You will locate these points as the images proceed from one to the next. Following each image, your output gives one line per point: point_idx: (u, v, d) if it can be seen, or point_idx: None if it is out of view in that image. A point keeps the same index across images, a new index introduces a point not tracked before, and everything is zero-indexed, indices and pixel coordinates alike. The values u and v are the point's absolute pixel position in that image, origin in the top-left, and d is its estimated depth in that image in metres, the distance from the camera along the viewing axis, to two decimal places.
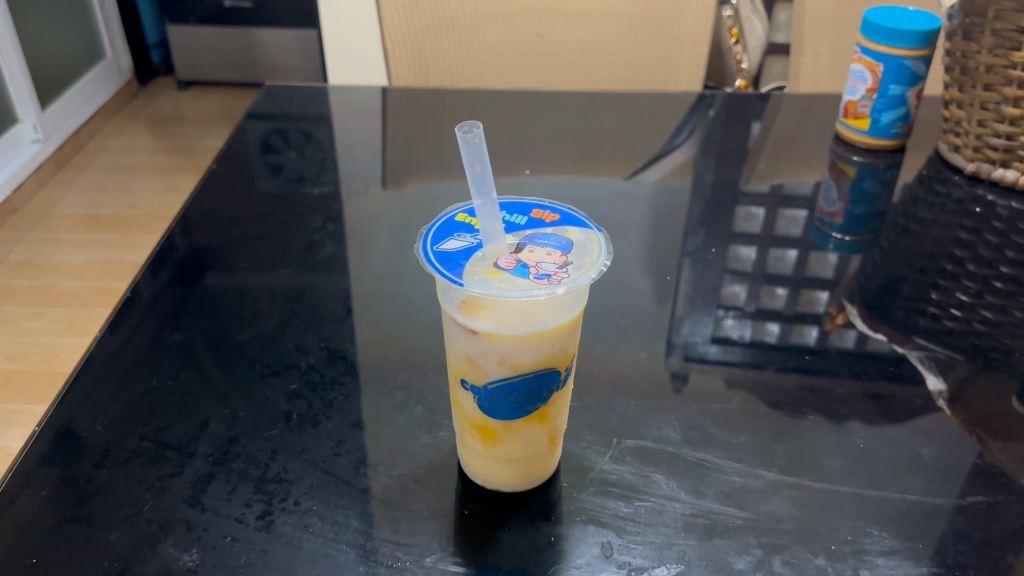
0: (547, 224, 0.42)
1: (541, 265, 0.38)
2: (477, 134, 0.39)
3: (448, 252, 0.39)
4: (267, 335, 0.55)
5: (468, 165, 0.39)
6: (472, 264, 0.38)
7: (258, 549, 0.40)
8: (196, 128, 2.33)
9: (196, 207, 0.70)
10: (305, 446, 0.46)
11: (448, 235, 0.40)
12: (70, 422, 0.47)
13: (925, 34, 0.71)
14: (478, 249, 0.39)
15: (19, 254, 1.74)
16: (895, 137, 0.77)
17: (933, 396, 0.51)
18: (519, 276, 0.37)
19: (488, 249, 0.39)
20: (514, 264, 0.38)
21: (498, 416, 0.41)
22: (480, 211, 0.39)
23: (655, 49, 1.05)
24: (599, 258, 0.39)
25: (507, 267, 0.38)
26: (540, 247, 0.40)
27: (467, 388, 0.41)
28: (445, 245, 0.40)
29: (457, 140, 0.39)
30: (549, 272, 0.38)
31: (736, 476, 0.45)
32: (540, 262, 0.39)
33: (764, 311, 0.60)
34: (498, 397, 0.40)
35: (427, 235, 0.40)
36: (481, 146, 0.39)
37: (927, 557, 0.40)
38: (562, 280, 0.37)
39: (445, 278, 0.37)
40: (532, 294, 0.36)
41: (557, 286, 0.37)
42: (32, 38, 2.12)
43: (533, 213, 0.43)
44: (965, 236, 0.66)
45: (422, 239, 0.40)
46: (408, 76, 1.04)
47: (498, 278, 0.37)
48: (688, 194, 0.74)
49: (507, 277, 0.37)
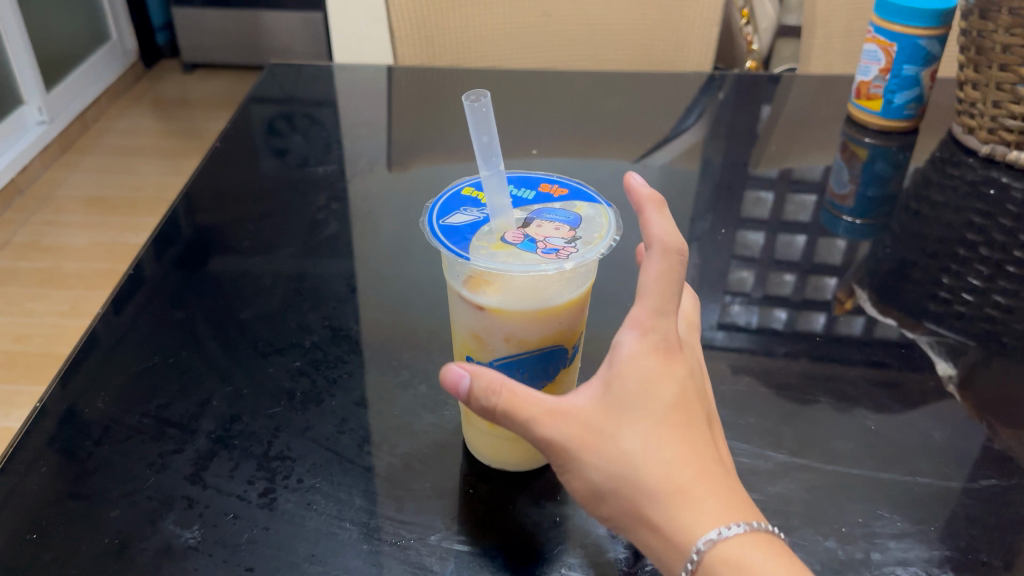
0: (555, 198, 0.41)
1: (549, 240, 0.38)
2: (485, 104, 0.39)
3: (454, 225, 0.38)
4: (270, 312, 0.55)
5: (475, 136, 0.38)
6: (478, 238, 0.38)
7: (260, 526, 0.39)
8: (201, 111, 2.32)
9: (199, 185, 0.69)
10: (308, 424, 0.46)
11: (454, 209, 0.40)
12: (71, 400, 0.46)
13: (941, 13, 0.69)
14: (485, 224, 0.39)
15: (24, 236, 1.74)
16: (908, 119, 0.76)
17: (944, 380, 0.50)
18: (526, 251, 0.37)
19: (494, 223, 0.38)
20: (522, 239, 0.38)
21: None
22: (488, 185, 0.38)
23: (665, 30, 1.04)
24: (609, 233, 0.38)
25: (514, 242, 0.37)
26: (548, 222, 0.39)
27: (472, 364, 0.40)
28: (451, 219, 0.39)
29: (465, 110, 0.39)
30: (557, 247, 0.37)
31: (744, 458, 0.44)
32: (548, 237, 0.38)
33: (772, 296, 0.59)
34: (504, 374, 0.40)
35: (433, 208, 0.40)
36: (489, 117, 0.38)
37: (940, 541, 0.40)
38: (569, 255, 0.36)
39: (451, 253, 0.37)
40: (540, 269, 0.36)
41: (565, 261, 0.36)
42: (37, 20, 2.11)
43: (541, 187, 0.42)
44: (977, 220, 0.66)
45: (428, 213, 0.40)
46: (415, 55, 1.03)
47: (505, 252, 0.36)
48: (697, 177, 0.73)
49: (514, 252, 0.36)
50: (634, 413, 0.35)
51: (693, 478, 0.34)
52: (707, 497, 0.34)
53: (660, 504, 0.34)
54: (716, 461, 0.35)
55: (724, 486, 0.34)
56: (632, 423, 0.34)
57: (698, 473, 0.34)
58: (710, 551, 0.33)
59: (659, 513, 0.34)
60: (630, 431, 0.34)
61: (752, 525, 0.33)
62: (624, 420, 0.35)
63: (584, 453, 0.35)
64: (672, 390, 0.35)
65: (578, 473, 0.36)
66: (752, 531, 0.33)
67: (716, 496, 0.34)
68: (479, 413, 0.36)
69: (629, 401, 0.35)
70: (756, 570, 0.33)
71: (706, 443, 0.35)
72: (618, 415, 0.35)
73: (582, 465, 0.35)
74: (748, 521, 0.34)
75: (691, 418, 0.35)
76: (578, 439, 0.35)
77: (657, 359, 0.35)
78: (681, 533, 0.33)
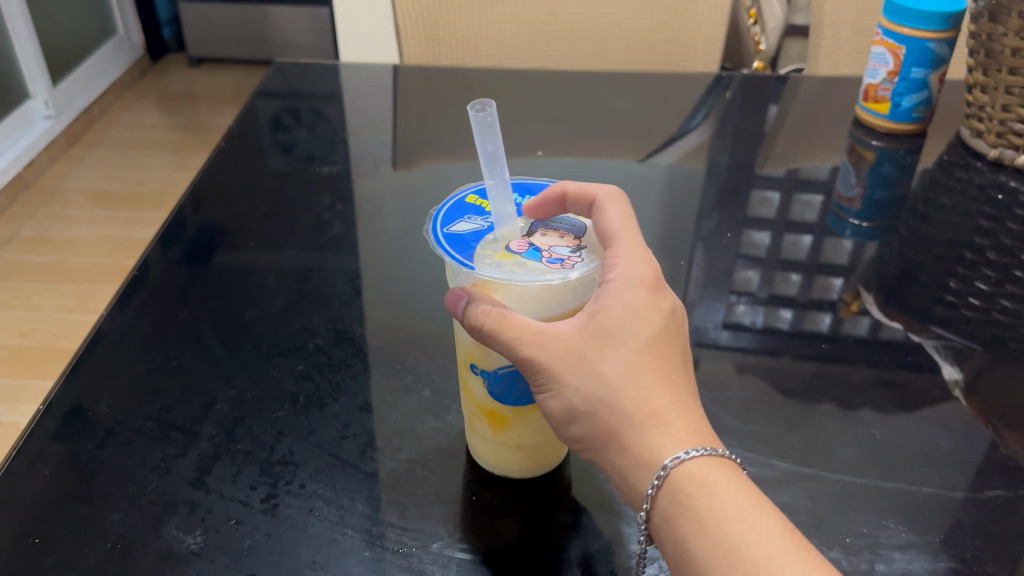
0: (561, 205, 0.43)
1: (554, 250, 0.38)
2: (490, 114, 0.38)
3: (458, 234, 0.38)
4: (275, 314, 0.55)
5: (481, 145, 0.38)
6: (484, 247, 0.38)
7: (262, 532, 0.39)
8: (208, 105, 2.32)
9: (204, 184, 0.69)
10: (311, 428, 0.46)
11: (459, 217, 0.40)
12: (75, 400, 0.47)
13: (950, 15, 0.69)
14: (490, 232, 0.39)
15: (30, 230, 1.74)
16: (916, 122, 0.76)
17: (950, 385, 0.50)
18: (531, 259, 0.37)
19: (499, 231, 0.39)
20: (526, 248, 0.38)
21: (508, 402, 0.40)
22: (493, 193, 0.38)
23: (672, 29, 1.04)
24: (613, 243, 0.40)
25: (519, 250, 0.37)
26: (553, 232, 0.40)
27: (477, 372, 0.40)
28: (455, 227, 0.39)
29: (470, 119, 0.38)
30: (562, 257, 0.37)
31: (748, 466, 0.44)
32: (553, 246, 0.38)
33: (777, 297, 0.59)
34: (509, 382, 0.39)
35: (438, 216, 0.40)
36: (495, 125, 0.38)
37: (945, 552, 0.40)
38: (574, 265, 0.37)
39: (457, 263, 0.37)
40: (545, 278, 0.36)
41: (570, 271, 0.36)
42: (44, 14, 2.11)
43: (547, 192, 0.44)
44: (985, 223, 0.65)
45: (432, 220, 0.40)
46: (420, 54, 1.02)
47: (510, 261, 0.37)
48: (703, 177, 0.72)
49: (519, 261, 0.36)
50: (618, 340, 0.36)
51: (667, 404, 0.36)
52: (676, 422, 0.35)
53: (634, 425, 0.35)
54: (689, 394, 0.37)
55: (696, 417, 0.36)
56: (615, 349, 0.36)
57: (672, 400, 0.36)
58: (676, 468, 0.34)
59: (633, 435, 0.35)
60: (613, 356, 0.36)
61: (718, 451, 0.35)
62: (607, 346, 0.36)
63: (566, 372, 0.36)
64: (655, 324, 0.37)
65: (556, 394, 0.37)
66: (716, 456, 0.35)
67: (688, 423, 0.36)
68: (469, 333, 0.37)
69: (614, 329, 0.36)
70: (721, 490, 0.34)
71: (681, 378, 0.37)
72: (603, 341, 0.36)
73: (561, 385, 0.36)
74: (713, 448, 0.35)
75: (670, 353, 0.37)
76: (561, 359, 0.36)
77: (645, 292, 0.37)
78: (649, 454, 0.35)
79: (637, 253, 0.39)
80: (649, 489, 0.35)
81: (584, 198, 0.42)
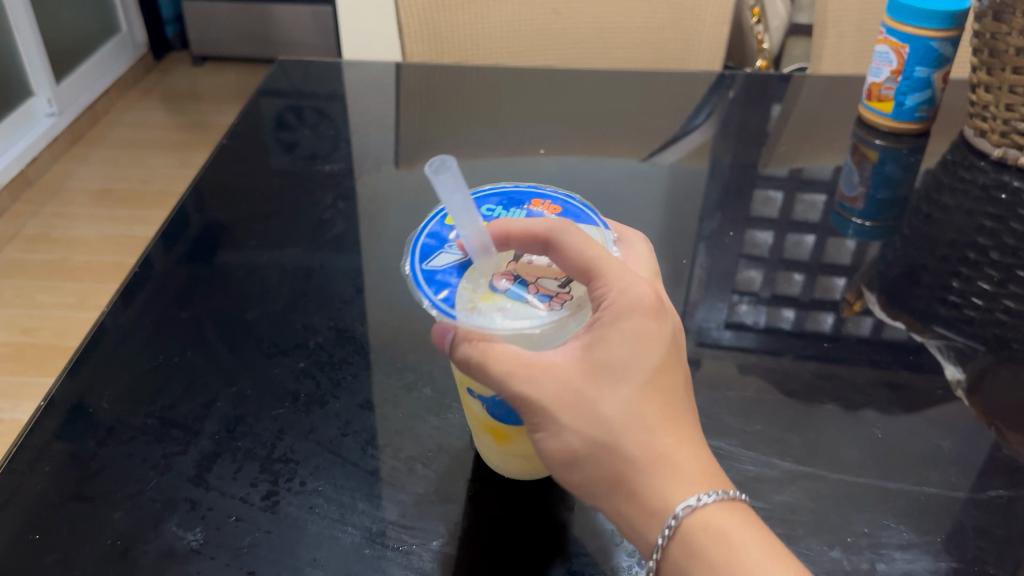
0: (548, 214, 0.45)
1: (541, 284, 0.40)
2: (451, 170, 0.38)
3: (440, 275, 0.39)
4: (277, 312, 0.54)
5: (447, 198, 0.38)
6: (467, 286, 0.39)
7: (262, 530, 0.39)
8: (211, 103, 2.32)
9: (208, 183, 0.69)
10: (312, 426, 0.45)
11: (438, 249, 0.41)
12: (76, 399, 0.47)
13: (954, 14, 0.68)
14: (471, 265, 0.40)
15: (33, 228, 1.75)
16: (919, 121, 0.75)
17: (952, 385, 0.50)
18: (516, 301, 0.38)
19: (480, 265, 0.40)
20: (511, 285, 0.39)
21: (509, 421, 0.40)
22: (471, 240, 0.39)
23: (676, 28, 1.04)
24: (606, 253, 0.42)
25: (503, 288, 0.39)
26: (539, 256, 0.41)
27: (476, 395, 0.40)
28: (434, 263, 0.40)
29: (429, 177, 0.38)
30: (550, 294, 0.39)
31: (750, 466, 0.44)
32: (538, 279, 0.40)
33: (780, 296, 0.59)
34: (507, 407, 0.39)
35: (417, 248, 0.41)
36: (458, 174, 0.38)
37: (946, 552, 0.40)
38: (562, 302, 0.39)
39: (436, 310, 0.38)
40: (531, 326, 0.38)
41: (557, 311, 0.38)
42: (48, 12, 2.12)
43: (532, 204, 0.45)
44: (989, 223, 0.65)
45: (411, 255, 0.41)
46: (423, 52, 1.03)
47: (493, 305, 0.38)
48: (706, 176, 0.72)
49: (503, 303, 0.38)
50: (617, 377, 0.36)
51: (673, 445, 0.36)
52: (683, 465, 0.35)
53: (638, 467, 0.35)
54: (694, 429, 0.37)
55: (702, 457, 0.36)
56: (614, 387, 0.36)
57: (677, 440, 0.36)
58: (688, 517, 0.35)
59: (639, 479, 0.35)
60: (612, 394, 0.36)
61: (729, 495, 0.35)
62: (606, 384, 0.36)
63: (563, 412, 0.36)
64: (657, 356, 0.37)
65: (555, 433, 0.37)
66: (728, 500, 0.35)
67: (694, 464, 0.36)
68: (462, 364, 0.38)
69: (612, 366, 0.36)
70: (733, 538, 0.35)
71: (686, 411, 0.37)
72: (602, 379, 0.36)
73: (560, 425, 0.36)
74: (724, 491, 0.36)
75: (673, 386, 0.37)
76: (558, 398, 0.36)
77: (646, 321, 0.37)
78: (656, 500, 0.35)
79: (627, 276, 0.38)
80: (660, 539, 0.35)
81: (529, 235, 0.40)
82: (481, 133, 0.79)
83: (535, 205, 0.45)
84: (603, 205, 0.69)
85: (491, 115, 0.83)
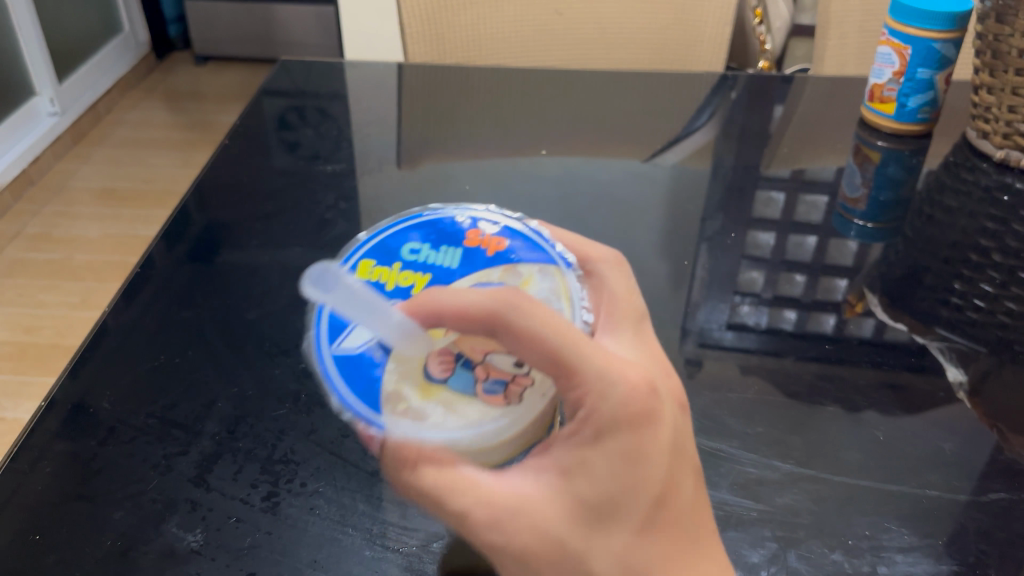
0: (491, 258, 0.43)
1: (488, 367, 0.38)
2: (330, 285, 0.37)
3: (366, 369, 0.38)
4: (278, 312, 0.54)
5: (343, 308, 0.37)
6: (397, 381, 0.38)
7: (262, 531, 0.39)
8: (214, 103, 2.32)
9: (210, 182, 0.69)
10: (313, 427, 0.45)
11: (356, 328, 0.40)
12: (77, 399, 0.47)
13: (957, 16, 0.68)
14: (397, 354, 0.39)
15: (35, 227, 1.75)
16: (922, 123, 0.75)
17: (954, 387, 0.50)
18: (453, 396, 0.37)
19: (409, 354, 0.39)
20: (447, 375, 0.38)
21: None
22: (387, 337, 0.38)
23: (678, 29, 1.04)
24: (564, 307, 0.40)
25: (442, 378, 0.38)
26: None
27: None
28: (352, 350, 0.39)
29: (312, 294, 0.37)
30: (505, 379, 0.38)
31: (751, 468, 0.44)
32: (483, 360, 0.38)
33: (782, 297, 0.59)
34: None
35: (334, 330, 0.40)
36: (339, 283, 0.37)
37: (948, 555, 0.39)
38: (510, 390, 0.37)
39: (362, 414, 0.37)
40: (483, 427, 0.36)
41: (510, 405, 0.37)
42: (51, 11, 2.12)
43: (471, 243, 0.44)
44: (991, 225, 0.65)
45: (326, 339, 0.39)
46: (425, 52, 1.03)
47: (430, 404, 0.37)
48: (708, 177, 0.72)
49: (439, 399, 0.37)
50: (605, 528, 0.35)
51: None
52: None
53: None
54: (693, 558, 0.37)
55: None
56: (601, 535, 0.35)
57: None
58: None
59: None
60: (600, 544, 0.35)
61: None
62: (592, 534, 0.35)
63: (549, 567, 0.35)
64: (650, 486, 0.36)
65: None
66: None
67: None
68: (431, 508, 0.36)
69: (598, 510, 0.35)
70: None
71: (680, 541, 0.37)
72: (587, 531, 0.35)
73: None
74: None
75: (667, 522, 0.36)
76: (542, 550, 0.35)
77: (633, 445, 0.36)
78: None
79: (605, 379, 0.36)
80: None
81: (478, 315, 0.37)
82: (482, 133, 0.79)
83: (473, 243, 0.44)
84: (605, 206, 0.69)
85: (493, 116, 0.82)
